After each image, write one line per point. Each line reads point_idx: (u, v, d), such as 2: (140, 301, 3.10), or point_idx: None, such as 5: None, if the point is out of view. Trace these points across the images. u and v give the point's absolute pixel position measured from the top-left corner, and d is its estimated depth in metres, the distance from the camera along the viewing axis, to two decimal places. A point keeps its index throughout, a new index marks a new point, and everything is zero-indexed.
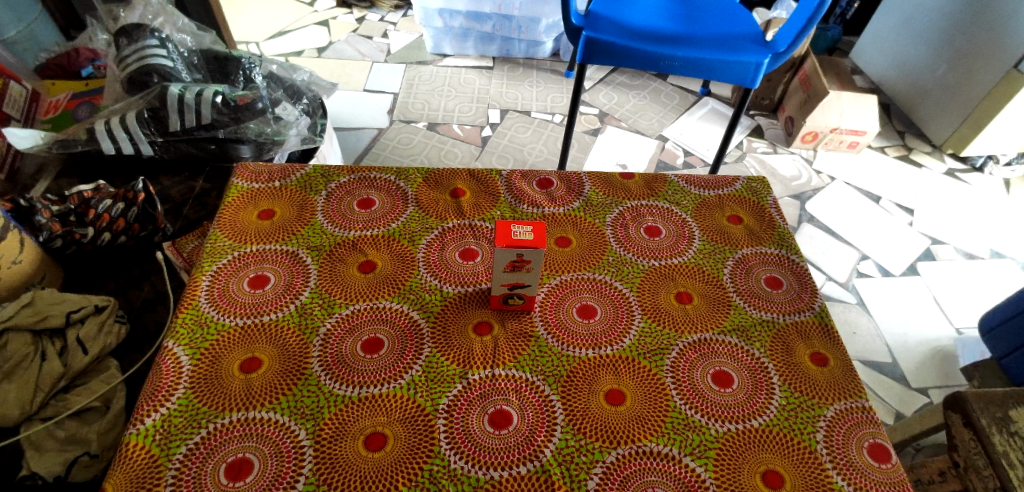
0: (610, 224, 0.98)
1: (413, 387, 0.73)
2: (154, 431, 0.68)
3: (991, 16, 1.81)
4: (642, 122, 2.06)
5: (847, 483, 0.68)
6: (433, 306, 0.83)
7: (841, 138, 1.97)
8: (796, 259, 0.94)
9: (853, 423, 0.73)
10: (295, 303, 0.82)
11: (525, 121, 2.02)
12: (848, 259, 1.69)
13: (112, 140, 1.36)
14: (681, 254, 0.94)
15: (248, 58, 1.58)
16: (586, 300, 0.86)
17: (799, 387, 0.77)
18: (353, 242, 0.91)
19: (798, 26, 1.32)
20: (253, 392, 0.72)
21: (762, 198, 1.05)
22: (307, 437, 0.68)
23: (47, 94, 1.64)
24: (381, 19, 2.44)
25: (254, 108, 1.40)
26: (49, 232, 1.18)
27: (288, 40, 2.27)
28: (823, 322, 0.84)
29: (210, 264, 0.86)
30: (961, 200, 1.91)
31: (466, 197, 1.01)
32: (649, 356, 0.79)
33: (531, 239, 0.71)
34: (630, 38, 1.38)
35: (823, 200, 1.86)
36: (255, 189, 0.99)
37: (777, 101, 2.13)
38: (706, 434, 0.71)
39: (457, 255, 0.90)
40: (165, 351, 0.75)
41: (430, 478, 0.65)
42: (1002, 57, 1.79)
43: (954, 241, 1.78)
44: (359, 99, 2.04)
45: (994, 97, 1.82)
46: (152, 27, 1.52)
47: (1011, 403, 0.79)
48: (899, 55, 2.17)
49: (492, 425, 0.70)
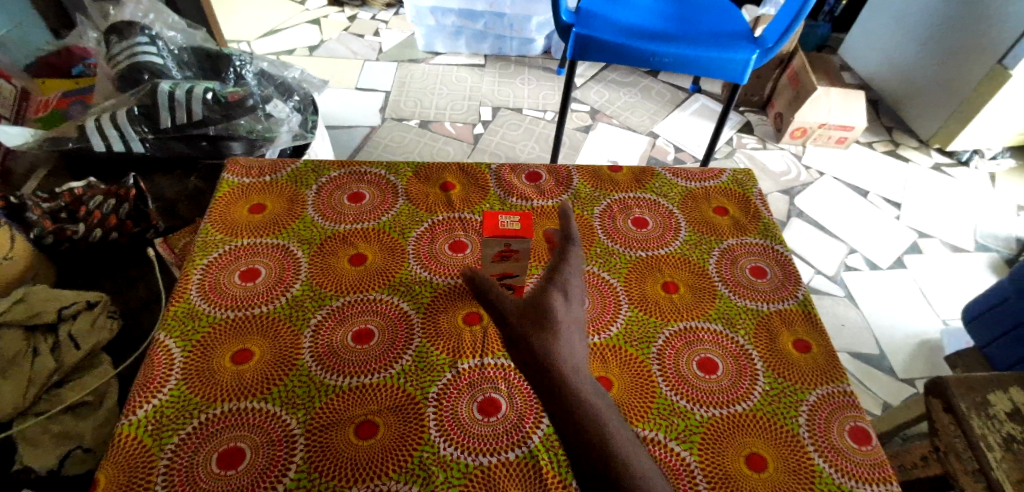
0: (598, 216, 0.99)
1: (404, 377, 0.74)
2: (147, 422, 0.68)
3: (978, 9, 1.83)
4: (633, 119, 2.08)
5: (830, 466, 0.69)
6: (423, 297, 0.84)
7: (829, 133, 1.99)
8: (781, 249, 0.95)
9: (834, 408, 0.75)
10: (286, 295, 0.83)
11: (517, 119, 2.04)
12: (836, 253, 1.72)
13: (103, 137, 1.34)
14: (667, 245, 0.95)
15: (240, 55, 1.59)
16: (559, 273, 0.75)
17: (783, 373, 0.78)
18: (344, 236, 0.92)
19: (785, 22, 1.33)
20: (245, 383, 0.72)
21: (748, 190, 1.06)
22: (298, 425, 0.69)
23: (38, 93, 1.64)
24: (373, 17, 2.45)
25: (245, 105, 1.41)
26: (41, 229, 1.17)
27: (279, 39, 2.27)
28: (807, 311, 0.86)
29: (202, 258, 0.87)
30: (948, 193, 1.94)
31: (456, 190, 1.02)
32: (636, 344, 0.80)
33: (518, 229, 0.72)
34: (620, 35, 1.40)
35: (812, 195, 1.88)
36: (247, 184, 0.99)
37: (766, 97, 2.15)
38: (691, 419, 0.73)
39: (447, 247, 0.91)
40: (157, 344, 0.76)
41: (420, 465, 0.66)
42: (986, 53, 1.82)
43: (941, 234, 1.80)
44: (350, 97, 2.05)
45: (980, 92, 1.85)
46: (142, 24, 1.52)
47: (990, 389, 0.82)
48: (886, 51, 2.20)
49: (481, 413, 0.71)
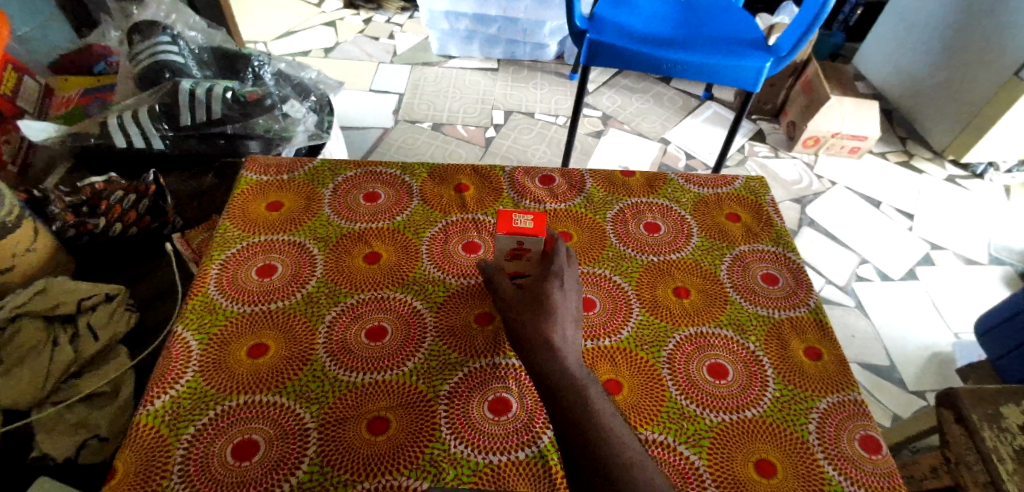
0: (610, 221, 1.00)
1: (416, 374, 0.75)
2: (164, 412, 0.70)
3: (994, 21, 1.82)
4: (645, 125, 2.08)
5: (840, 475, 0.69)
6: (436, 296, 0.85)
7: (842, 143, 1.98)
8: (793, 257, 0.95)
9: (845, 417, 0.75)
10: (301, 291, 0.84)
11: (529, 123, 2.05)
12: (848, 264, 1.71)
13: (124, 134, 1.37)
14: (679, 251, 0.95)
15: (258, 56, 1.61)
16: (560, 279, 0.75)
17: (794, 381, 0.78)
18: (359, 235, 0.93)
19: (799, 31, 1.33)
20: (261, 377, 0.74)
21: (760, 197, 1.07)
22: (312, 420, 0.70)
23: (60, 90, 1.67)
24: (388, 20, 2.47)
25: (263, 104, 1.42)
26: (62, 222, 1.20)
27: (296, 41, 2.30)
28: (818, 319, 0.86)
29: (220, 253, 0.89)
30: (962, 205, 1.93)
31: (469, 192, 1.03)
32: (647, 348, 0.81)
33: (531, 227, 0.74)
34: (633, 41, 1.41)
35: (824, 205, 1.88)
36: (264, 182, 1.01)
37: (779, 106, 2.15)
38: (701, 424, 0.73)
39: (460, 248, 0.92)
40: (175, 337, 0.78)
41: (430, 462, 0.67)
42: (1002, 65, 1.81)
43: (954, 247, 1.79)
44: (364, 99, 2.07)
45: (995, 104, 1.84)
46: (164, 24, 1.54)
47: (1002, 401, 0.81)
48: (900, 62, 2.19)
49: (491, 412, 0.72)
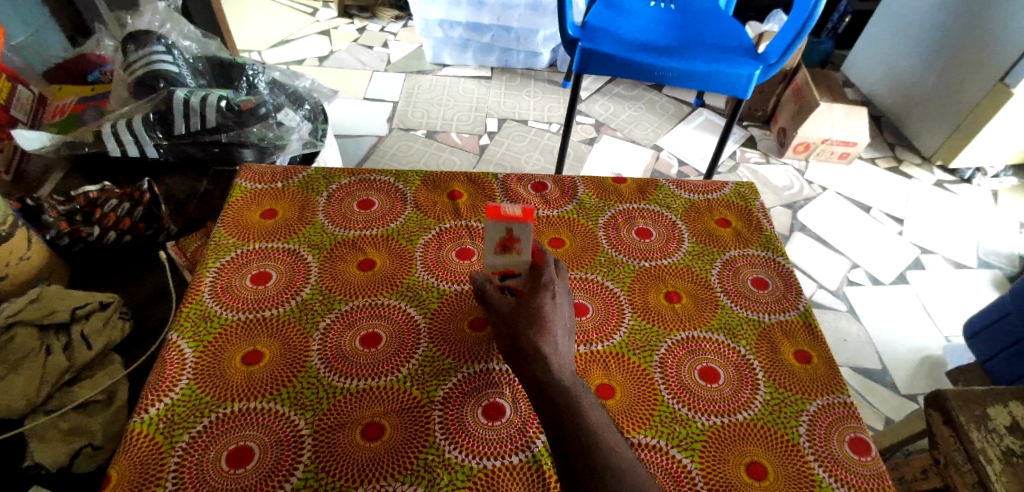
0: (603, 227, 1.01)
1: (410, 380, 0.76)
2: (158, 420, 0.70)
3: (979, 29, 1.86)
4: (638, 132, 2.10)
5: (830, 476, 0.70)
6: (430, 303, 0.86)
7: (832, 149, 2.01)
8: (783, 262, 0.97)
9: (834, 418, 0.76)
10: (295, 299, 0.84)
11: (522, 130, 2.06)
12: (839, 268, 1.73)
13: (117, 142, 1.36)
14: (670, 256, 0.96)
15: (253, 65, 1.62)
16: (551, 290, 0.75)
17: (784, 384, 0.79)
18: (354, 242, 0.94)
19: (789, 38, 1.35)
20: (255, 384, 0.74)
21: (751, 203, 1.08)
22: (307, 426, 0.70)
23: (54, 98, 1.67)
24: (382, 29, 2.49)
25: (258, 113, 1.45)
26: (57, 230, 1.21)
27: (291, 49, 2.31)
28: (808, 322, 0.87)
29: (214, 261, 0.89)
30: (950, 210, 1.95)
31: (463, 199, 1.04)
32: (639, 353, 0.82)
33: (520, 214, 0.74)
34: (625, 49, 1.42)
35: (815, 210, 1.90)
36: (259, 189, 1.01)
37: (770, 112, 2.17)
38: (693, 427, 0.74)
39: (454, 254, 0.93)
40: (170, 344, 0.78)
41: (425, 467, 0.68)
42: (988, 72, 1.84)
43: (943, 251, 1.81)
44: (359, 107, 2.08)
45: (982, 110, 1.88)
46: (159, 33, 1.54)
47: (989, 402, 0.82)
48: (889, 69, 2.22)
49: (485, 417, 0.73)
